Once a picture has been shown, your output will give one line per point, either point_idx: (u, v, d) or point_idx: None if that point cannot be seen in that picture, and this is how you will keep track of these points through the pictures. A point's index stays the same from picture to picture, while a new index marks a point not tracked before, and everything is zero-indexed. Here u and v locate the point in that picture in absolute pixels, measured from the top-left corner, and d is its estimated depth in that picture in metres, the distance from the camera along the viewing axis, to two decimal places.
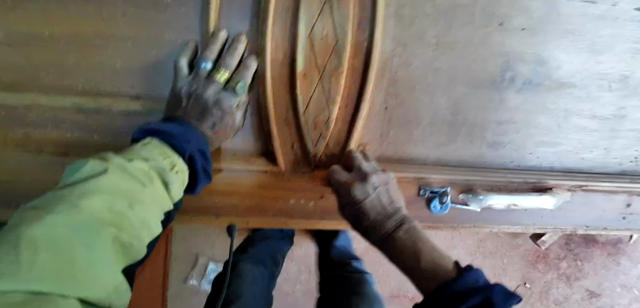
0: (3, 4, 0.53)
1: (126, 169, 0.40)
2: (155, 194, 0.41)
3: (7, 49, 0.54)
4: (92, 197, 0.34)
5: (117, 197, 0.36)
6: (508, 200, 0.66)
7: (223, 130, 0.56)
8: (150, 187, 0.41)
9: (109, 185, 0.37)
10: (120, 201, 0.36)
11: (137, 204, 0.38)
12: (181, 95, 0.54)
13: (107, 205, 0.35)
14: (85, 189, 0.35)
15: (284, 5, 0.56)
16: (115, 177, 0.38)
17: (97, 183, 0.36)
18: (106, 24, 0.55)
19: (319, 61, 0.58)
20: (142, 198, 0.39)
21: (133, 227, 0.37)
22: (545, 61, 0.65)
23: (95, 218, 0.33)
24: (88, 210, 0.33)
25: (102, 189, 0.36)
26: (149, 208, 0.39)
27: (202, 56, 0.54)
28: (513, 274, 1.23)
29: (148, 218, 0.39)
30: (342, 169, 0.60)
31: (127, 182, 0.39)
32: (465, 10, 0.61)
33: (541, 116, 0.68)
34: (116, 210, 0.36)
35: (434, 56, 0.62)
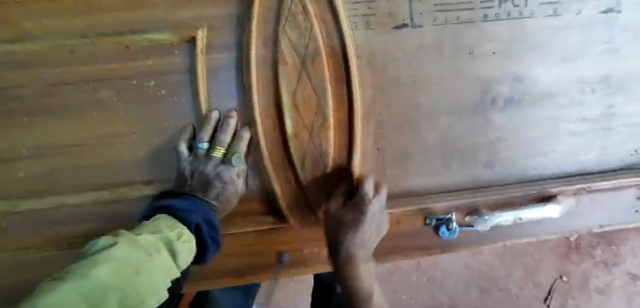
0: (23, 123, 0.60)
1: (136, 240, 0.42)
2: (161, 262, 0.43)
3: (31, 162, 0.61)
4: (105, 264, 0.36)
5: (125, 267, 0.37)
6: (514, 215, 0.68)
7: (226, 198, 0.62)
8: (156, 255, 0.43)
9: (120, 253, 0.38)
10: (129, 268, 0.37)
11: (143, 270, 0.39)
12: (185, 174, 0.61)
13: (116, 272, 0.36)
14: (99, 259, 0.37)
15: (264, 80, 0.61)
16: (124, 247, 0.39)
17: (108, 252, 0.38)
18: (111, 124, 0.61)
19: (306, 121, 0.62)
20: (148, 266, 0.40)
21: (139, 294, 0.37)
22: (522, 78, 0.68)
23: (101, 286, 0.33)
24: (100, 277, 0.34)
25: (115, 256, 0.37)
26: (156, 275, 0.40)
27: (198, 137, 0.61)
28: (547, 270, 1.22)
29: (153, 286, 0.39)
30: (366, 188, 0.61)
31: (135, 251, 0.40)
32: (433, 48, 0.65)
33: (530, 128, 0.70)
34: (127, 274, 0.36)
35: (413, 93, 0.66)
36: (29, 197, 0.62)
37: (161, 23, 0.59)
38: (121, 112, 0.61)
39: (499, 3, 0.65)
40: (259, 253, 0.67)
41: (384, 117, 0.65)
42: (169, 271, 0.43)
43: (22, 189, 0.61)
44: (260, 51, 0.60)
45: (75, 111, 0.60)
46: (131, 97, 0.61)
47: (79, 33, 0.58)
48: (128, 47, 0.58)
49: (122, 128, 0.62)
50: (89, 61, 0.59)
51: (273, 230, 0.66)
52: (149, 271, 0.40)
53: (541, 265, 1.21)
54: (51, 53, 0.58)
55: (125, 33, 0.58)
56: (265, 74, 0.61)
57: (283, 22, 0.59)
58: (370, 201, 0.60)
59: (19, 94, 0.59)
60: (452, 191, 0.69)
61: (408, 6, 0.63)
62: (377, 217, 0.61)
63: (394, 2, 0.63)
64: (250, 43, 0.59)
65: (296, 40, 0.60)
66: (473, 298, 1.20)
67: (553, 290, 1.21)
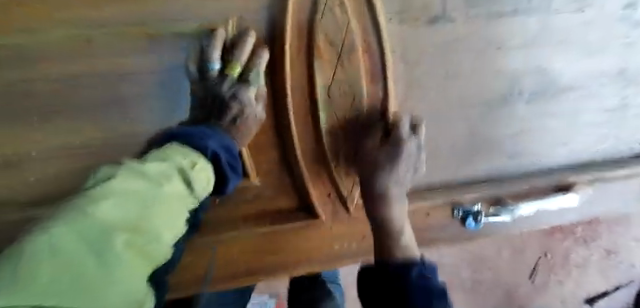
0: (33, 120, 0.55)
1: (140, 171, 0.36)
2: (179, 192, 0.39)
3: (46, 162, 0.57)
4: (101, 204, 0.30)
5: (131, 200, 0.32)
6: (536, 205, 0.71)
7: (245, 122, 0.56)
8: (171, 186, 0.38)
9: (120, 188, 0.32)
10: (132, 206, 0.32)
11: (153, 207, 0.34)
12: (203, 96, 0.58)
13: (122, 207, 0.31)
14: (95, 197, 0.30)
15: (299, 73, 0.59)
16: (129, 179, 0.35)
17: (108, 188, 0.32)
18: (135, 120, 0.57)
19: (340, 116, 0.61)
20: (156, 199, 0.35)
21: (151, 230, 0.33)
22: (547, 70, 0.69)
23: (108, 222, 0.29)
24: (101, 213, 0.29)
25: (115, 192, 0.32)
26: (181, 202, 0.39)
27: (209, 59, 0.56)
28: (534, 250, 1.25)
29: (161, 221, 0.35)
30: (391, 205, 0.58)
31: (139, 184, 0.34)
32: (465, 41, 0.65)
33: (553, 119, 0.71)
34: (134, 214, 0.32)
35: (445, 86, 0.65)
36: (44, 201, 0.58)
37: (188, 11, 0.54)
38: (143, 109, 0.57)
39: None
40: (290, 250, 0.65)
41: (416, 110, 0.65)
42: (189, 203, 0.41)
43: (35, 192, 0.57)
44: (295, 43, 0.57)
45: (92, 107, 0.56)
46: (154, 91, 0.57)
47: (97, 21, 0.53)
48: (153, 38, 0.54)
49: (143, 126, 0.58)
50: (108, 53, 0.54)
51: (305, 226, 0.64)
52: (167, 204, 0.36)
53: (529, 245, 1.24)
54: (65, 44, 0.52)
55: (149, 22, 0.54)
56: (299, 68, 0.58)
57: (320, 12, 0.56)
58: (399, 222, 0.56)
59: (30, 89, 0.53)
60: (475, 181, 0.71)
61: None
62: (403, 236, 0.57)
63: None
64: (286, 35, 0.56)
65: (332, 32, 0.58)
66: (465, 280, 1.20)
67: (537, 267, 1.24)
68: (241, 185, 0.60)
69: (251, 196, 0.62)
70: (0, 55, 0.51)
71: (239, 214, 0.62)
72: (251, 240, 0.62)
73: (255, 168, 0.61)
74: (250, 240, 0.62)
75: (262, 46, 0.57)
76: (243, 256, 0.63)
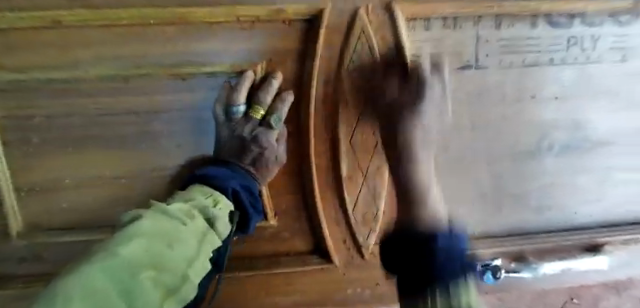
0: (67, 151, 0.58)
1: (166, 213, 0.41)
2: (198, 230, 0.42)
3: (76, 191, 0.59)
4: (129, 241, 0.34)
5: (156, 240, 0.36)
6: (560, 264, 0.69)
7: (265, 166, 0.57)
8: (191, 223, 0.42)
9: (147, 227, 0.37)
10: (157, 242, 0.35)
11: (175, 243, 0.37)
12: (223, 138, 0.57)
13: (146, 247, 0.34)
14: (125, 234, 0.35)
15: (322, 119, 0.59)
16: (155, 221, 0.39)
17: (134, 230, 0.36)
18: (161, 156, 0.60)
19: (362, 163, 0.61)
20: (179, 238, 0.38)
21: (178, 264, 0.36)
22: (582, 125, 0.66)
23: (134, 262, 0.32)
24: (129, 251, 0.32)
25: (139, 235, 0.35)
26: (199, 240, 0.41)
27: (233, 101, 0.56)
28: None
29: (188, 254, 0.38)
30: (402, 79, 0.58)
31: (165, 224, 0.39)
32: (496, 91, 0.62)
33: (587, 174, 0.68)
34: (157, 250, 0.35)
35: (472, 136, 0.64)
36: (72, 227, 0.61)
37: (219, 54, 0.56)
38: (172, 145, 0.60)
39: (567, 46, 0.62)
40: (302, 290, 0.65)
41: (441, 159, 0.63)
42: (210, 239, 0.44)
43: (66, 217, 0.60)
44: (320, 89, 0.57)
45: (122, 142, 0.58)
46: (183, 129, 0.59)
47: (133, 63, 0.55)
48: (183, 79, 0.56)
49: (170, 161, 0.60)
50: (140, 92, 0.56)
51: (319, 269, 0.64)
52: (188, 240, 0.39)
53: None
54: (101, 83, 0.55)
55: (181, 64, 0.55)
56: (322, 114, 0.59)
57: (347, 60, 0.56)
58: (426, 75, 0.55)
59: (67, 123, 0.56)
60: (497, 235, 0.68)
61: (474, 46, 0.60)
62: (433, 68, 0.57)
63: (459, 42, 0.59)
64: (311, 81, 0.56)
65: (358, 81, 0.58)
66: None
67: None
68: (260, 225, 0.61)
69: (268, 235, 0.62)
70: (44, 92, 0.54)
71: (254, 253, 0.63)
72: (263, 278, 0.63)
73: (274, 209, 0.61)
74: (262, 278, 0.63)
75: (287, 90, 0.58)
76: (253, 293, 0.64)
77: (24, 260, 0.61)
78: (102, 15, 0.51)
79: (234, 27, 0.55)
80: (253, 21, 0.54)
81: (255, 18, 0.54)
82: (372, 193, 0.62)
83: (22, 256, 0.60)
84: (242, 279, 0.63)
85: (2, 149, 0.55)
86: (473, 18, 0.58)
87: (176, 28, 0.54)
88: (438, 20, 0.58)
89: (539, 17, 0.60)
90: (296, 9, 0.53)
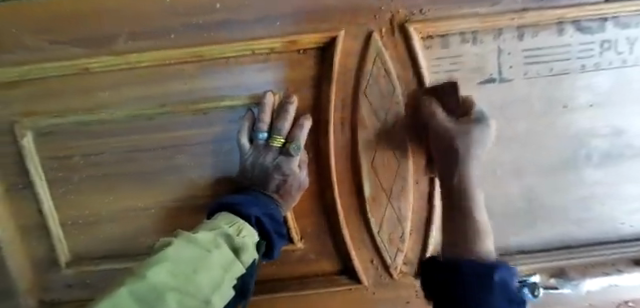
0: (104, 186, 0.62)
1: (193, 241, 0.41)
2: (224, 259, 0.42)
3: (114, 221, 0.63)
4: (156, 267, 0.35)
5: (180, 266, 0.37)
6: (605, 281, 0.65)
7: (288, 192, 0.57)
8: (216, 250, 0.41)
9: (176, 254, 0.38)
10: (183, 269, 0.37)
11: (200, 269, 0.37)
12: (247, 167, 0.57)
13: (170, 273, 0.35)
14: (156, 259, 0.37)
15: (342, 142, 0.59)
16: (182, 247, 0.40)
17: (162, 256, 0.37)
18: (190, 186, 0.62)
19: (385, 184, 0.60)
20: (206, 264, 0.39)
21: (203, 289, 0.36)
22: (621, 132, 0.62)
23: (158, 286, 0.33)
24: (153, 276, 0.34)
25: (164, 261, 0.36)
26: (225, 269, 0.41)
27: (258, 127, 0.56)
28: None
29: (215, 280, 0.38)
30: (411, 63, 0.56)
31: (192, 251, 0.40)
32: (523, 102, 0.60)
33: (627, 184, 0.64)
34: (182, 277, 0.36)
35: (497, 151, 0.62)
36: (111, 256, 0.65)
37: (237, 87, 0.57)
38: (196, 175, 0.62)
39: (600, 50, 0.58)
40: None
41: None
42: (236, 268, 0.43)
43: (106, 246, 0.64)
44: (338, 114, 0.58)
45: (153, 174, 0.61)
46: (210, 160, 0.61)
47: (158, 101, 0.57)
48: (204, 113, 0.58)
49: (195, 190, 0.63)
50: (166, 129, 0.59)
51: (346, 290, 0.65)
52: (214, 268, 0.39)
53: None
54: (129, 122, 0.58)
55: (202, 100, 0.57)
56: (343, 137, 0.59)
57: (365, 84, 0.56)
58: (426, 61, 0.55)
59: (100, 160, 0.60)
60: (531, 250, 0.66)
61: (497, 58, 0.58)
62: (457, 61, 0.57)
63: (481, 56, 0.57)
64: (330, 107, 0.56)
65: (377, 103, 0.57)
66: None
67: None
68: (287, 247, 0.63)
69: (295, 257, 0.64)
70: (80, 133, 0.59)
71: (283, 274, 0.65)
72: (294, 299, 0.65)
73: (299, 233, 0.63)
74: (292, 300, 0.65)
75: (307, 115, 0.57)
76: None
77: (71, 285, 0.66)
78: (127, 60, 0.54)
79: (248, 62, 0.56)
80: (268, 52, 0.55)
81: (270, 49, 0.55)
82: (397, 202, 0.60)
83: (68, 283, 0.66)
84: (276, 301, 0.65)
85: (48, 188, 0.61)
86: (494, 30, 0.56)
87: (198, 66, 0.56)
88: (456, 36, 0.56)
89: (566, 23, 0.56)
90: (311, 38, 0.54)
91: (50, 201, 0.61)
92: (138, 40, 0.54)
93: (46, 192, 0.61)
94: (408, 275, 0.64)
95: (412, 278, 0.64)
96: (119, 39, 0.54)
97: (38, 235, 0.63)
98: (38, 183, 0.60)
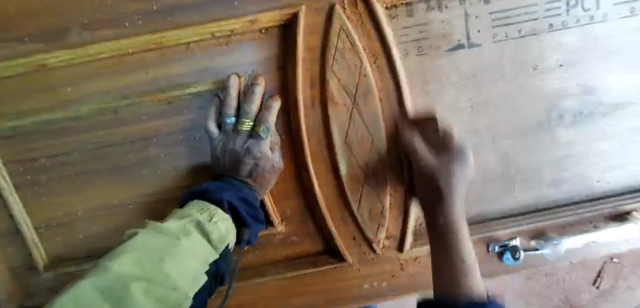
0: (74, 186, 0.60)
1: (161, 231, 0.42)
2: (194, 245, 0.42)
3: (88, 222, 0.61)
4: (122, 257, 0.36)
5: (147, 255, 0.37)
6: (583, 239, 0.65)
7: (261, 176, 0.55)
8: (186, 238, 0.42)
9: (143, 243, 0.39)
10: (149, 256, 0.37)
11: (169, 256, 0.38)
12: (218, 154, 0.55)
13: (138, 261, 0.36)
14: (123, 250, 0.38)
15: (313, 122, 0.58)
16: (151, 236, 0.40)
17: (130, 246, 0.38)
18: (163, 179, 0.60)
19: (360, 160, 0.59)
20: (174, 251, 0.39)
21: (172, 275, 0.37)
22: (593, 89, 0.62)
23: (124, 275, 0.34)
24: (119, 266, 0.34)
25: (131, 251, 0.37)
26: (195, 256, 0.41)
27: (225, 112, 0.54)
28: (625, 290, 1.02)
29: (185, 266, 0.39)
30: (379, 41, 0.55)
31: (159, 241, 0.40)
32: (494, 66, 0.59)
33: (602, 141, 0.64)
34: (149, 265, 0.36)
35: (472, 118, 0.61)
36: (89, 258, 0.63)
37: (200, 72, 0.55)
38: (169, 167, 0.60)
39: (566, 9, 0.58)
40: (319, 290, 0.65)
41: None
42: (207, 254, 0.43)
43: (83, 248, 0.62)
44: (307, 92, 0.56)
45: (123, 170, 0.59)
46: (180, 151, 0.59)
47: (120, 93, 0.55)
48: (170, 103, 0.56)
49: (170, 183, 0.60)
50: (132, 121, 0.57)
51: (332, 269, 0.65)
52: (182, 255, 0.39)
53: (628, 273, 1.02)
54: (94, 118, 0.56)
55: (165, 88, 0.55)
56: (314, 117, 0.57)
57: (331, 60, 0.55)
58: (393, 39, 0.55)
59: (68, 160, 0.58)
60: (513, 215, 0.66)
61: (464, 23, 0.57)
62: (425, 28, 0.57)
63: (448, 22, 0.57)
64: (297, 86, 0.55)
65: (345, 77, 0.56)
66: (518, 285, 1.01)
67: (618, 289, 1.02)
68: (268, 232, 0.62)
69: (278, 241, 0.63)
70: (43, 133, 0.57)
71: (267, 259, 0.64)
72: (281, 282, 0.64)
73: (280, 216, 0.62)
74: (278, 284, 0.64)
75: (274, 96, 0.56)
76: (275, 299, 0.65)
77: (50, 293, 0.64)
78: (82, 52, 0.52)
79: (210, 46, 0.54)
80: (229, 34, 0.54)
81: (231, 31, 0.53)
82: (375, 176, 0.60)
83: (47, 290, 0.63)
84: (261, 285, 0.64)
85: (16, 192, 0.59)
86: None
87: (157, 54, 0.54)
88: (421, 4, 0.56)
89: None
90: (271, 15, 0.52)
91: (20, 206, 0.59)
92: (92, 30, 0.52)
93: (15, 197, 0.59)
94: (392, 249, 0.65)
95: (396, 253, 0.65)
96: (72, 31, 0.52)
97: (13, 240, 0.62)
98: (6, 188, 0.57)
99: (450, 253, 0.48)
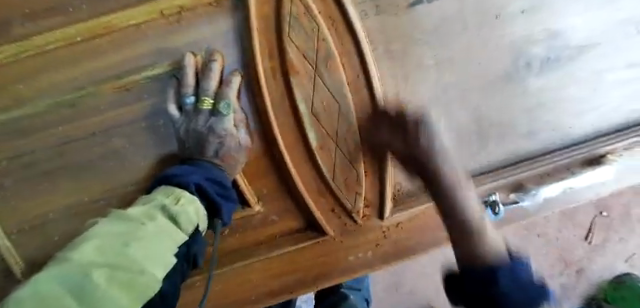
0: (39, 188, 0.57)
1: (123, 219, 0.39)
2: (161, 229, 0.39)
3: (58, 225, 0.58)
4: (81, 248, 0.33)
5: (109, 241, 0.34)
6: (560, 186, 0.66)
7: (229, 155, 0.55)
8: (150, 223, 0.39)
9: (103, 231, 0.36)
10: (112, 244, 0.34)
11: (133, 240, 0.35)
12: (182, 136, 0.55)
13: (99, 248, 0.33)
14: (81, 241, 0.34)
15: (278, 94, 0.56)
16: (112, 226, 0.37)
17: (88, 237, 0.35)
18: (132, 171, 0.58)
19: (330, 130, 0.59)
20: (139, 235, 0.36)
21: (141, 257, 0.33)
22: (557, 34, 0.61)
23: (85, 262, 0.30)
24: (77, 255, 0.31)
25: (90, 241, 0.34)
26: (163, 239, 0.38)
27: (183, 93, 0.54)
28: (614, 238, 1.03)
29: (152, 249, 0.36)
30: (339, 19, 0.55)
31: (121, 228, 0.37)
32: (455, 20, 0.58)
33: (572, 85, 0.64)
34: (112, 250, 0.33)
35: (439, 75, 0.60)
36: None
37: (156, 54, 0.54)
38: (137, 158, 0.58)
39: None
40: (306, 267, 0.65)
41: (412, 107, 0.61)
42: (175, 236, 0.41)
43: (56, 253, 0.59)
44: (268, 64, 0.55)
45: (88, 166, 0.57)
46: (145, 140, 0.57)
47: (75, 85, 0.53)
48: (128, 89, 0.54)
49: (140, 174, 0.58)
50: (92, 112, 0.54)
51: (314, 244, 0.64)
52: (149, 239, 0.36)
53: (614, 222, 1.03)
54: (51, 113, 0.54)
55: (121, 75, 0.54)
56: (277, 90, 0.56)
57: (287, 28, 0.53)
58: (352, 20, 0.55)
59: (29, 160, 0.55)
60: (492, 169, 0.65)
61: None
62: None
63: None
64: (255, 58, 0.54)
65: (304, 45, 0.55)
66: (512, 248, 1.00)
67: (608, 239, 1.03)
68: (245, 214, 0.61)
69: (257, 222, 0.62)
70: None
71: (249, 243, 0.63)
72: (264, 264, 0.63)
73: (256, 195, 0.61)
74: (264, 266, 0.63)
75: (235, 72, 0.55)
76: (261, 280, 0.63)
77: None
78: (28, 45, 0.50)
79: (162, 26, 0.53)
80: (179, 11, 0.52)
81: (180, 7, 0.52)
82: (346, 144, 0.60)
83: None
84: (245, 268, 0.62)
85: None
86: None
87: (106, 40, 0.52)
88: None
89: None
90: None
91: None
92: (37, 20, 0.50)
93: None
94: (372, 217, 0.65)
95: (377, 221, 0.65)
96: (14, 24, 0.50)
97: None
98: None
99: (461, 215, 0.47)
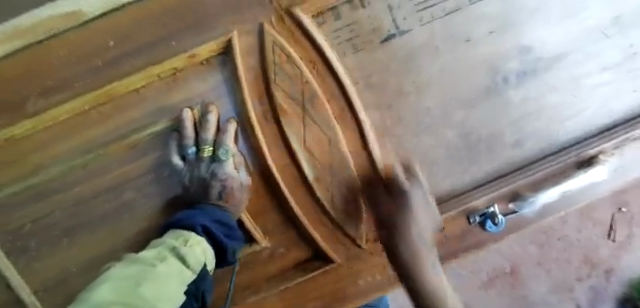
0: (62, 245, 0.61)
1: (136, 262, 0.43)
2: (170, 268, 0.42)
3: (81, 279, 0.62)
4: (98, 287, 0.36)
5: (123, 280, 0.37)
6: (558, 190, 0.66)
7: (232, 196, 0.58)
8: (161, 263, 0.42)
9: (118, 274, 0.39)
10: (125, 283, 0.37)
11: (145, 280, 0.38)
12: (188, 183, 0.60)
13: (114, 286, 0.35)
14: (98, 283, 0.37)
15: (271, 136, 0.60)
16: (126, 268, 0.40)
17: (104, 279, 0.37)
18: (144, 221, 0.62)
19: (323, 162, 0.62)
20: (149, 275, 0.39)
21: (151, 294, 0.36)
22: (528, 47, 0.64)
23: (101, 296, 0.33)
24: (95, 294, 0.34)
25: (105, 281, 0.36)
26: (172, 278, 0.41)
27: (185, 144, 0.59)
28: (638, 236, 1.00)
29: (162, 286, 0.38)
30: (320, 60, 0.60)
31: (134, 269, 0.40)
32: (428, 47, 0.62)
33: (551, 93, 0.66)
34: (125, 288, 0.35)
35: (420, 99, 0.64)
36: None
37: (155, 113, 0.59)
38: (147, 209, 0.62)
39: None
40: (317, 296, 0.67)
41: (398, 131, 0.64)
42: (183, 276, 0.44)
43: None
44: (258, 108, 0.59)
45: (105, 221, 0.61)
46: (154, 191, 0.62)
47: (85, 149, 0.58)
48: (134, 146, 0.59)
49: (152, 223, 0.63)
50: (102, 171, 0.59)
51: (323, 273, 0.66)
52: (159, 278, 0.39)
53: None
54: (69, 176, 0.59)
55: (125, 135, 0.59)
56: (270, 131, 0.60)
57: (272, 75, 0.58)
58: (334, 63, 0.59)
59: (53, 221, 0.60)
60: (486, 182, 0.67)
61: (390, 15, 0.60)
62: (353, 28, 0.60)
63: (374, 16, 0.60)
64: (246, 104, 0.58)
65: (288, 87, 0.59)
66: (534, 256, 0.98)
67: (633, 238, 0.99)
68: (253, 250, 0.64)
69: (266, 256, 0.65)
70: (23, 201, 0.59)
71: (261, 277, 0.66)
72: (276, 297, 0.65)
73: (261, 232, 0.64)
74: (276, 298, 0.65)
75: (230, 120, 0.59)
76: None
77: None
78: (39, 121, 0.56)
79: (159, 87, 0.58)
80: (173, 72, 0.58)
81: (174, 69, 0.57)
82: (341, 173, 0.62)
83: None
84: (259, 304, 0.65)
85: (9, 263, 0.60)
86: None
87: (111, 106, 0.58)
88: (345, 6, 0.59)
89: None
90: (207, 47, 0.56)
91: (16, 276, 0.60)
92: (48, 96, 0.56)
93: (9, 267, 0.60)
94: (376, 241, 0.67)
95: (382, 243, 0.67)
96: (29, 101, 0.56)
97: None
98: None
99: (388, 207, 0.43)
